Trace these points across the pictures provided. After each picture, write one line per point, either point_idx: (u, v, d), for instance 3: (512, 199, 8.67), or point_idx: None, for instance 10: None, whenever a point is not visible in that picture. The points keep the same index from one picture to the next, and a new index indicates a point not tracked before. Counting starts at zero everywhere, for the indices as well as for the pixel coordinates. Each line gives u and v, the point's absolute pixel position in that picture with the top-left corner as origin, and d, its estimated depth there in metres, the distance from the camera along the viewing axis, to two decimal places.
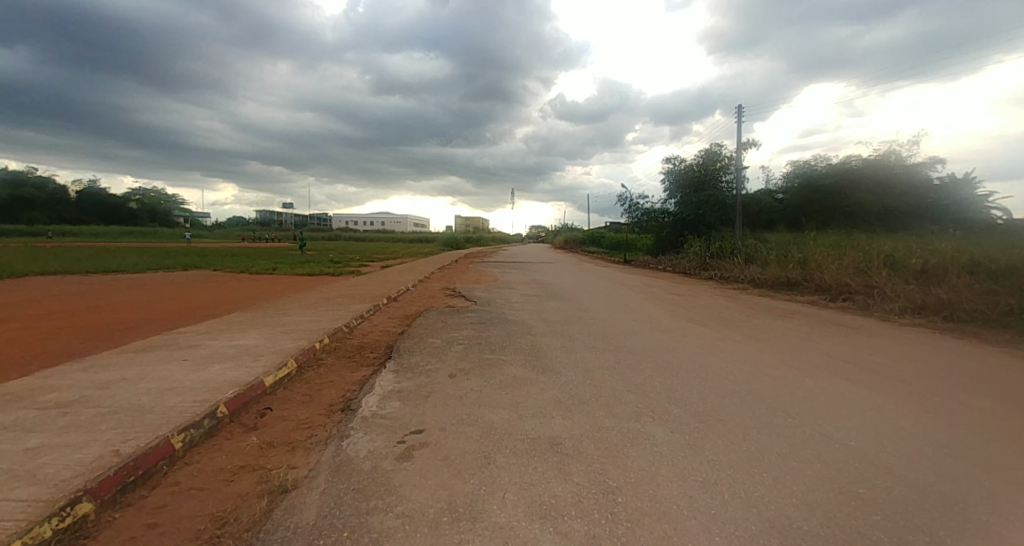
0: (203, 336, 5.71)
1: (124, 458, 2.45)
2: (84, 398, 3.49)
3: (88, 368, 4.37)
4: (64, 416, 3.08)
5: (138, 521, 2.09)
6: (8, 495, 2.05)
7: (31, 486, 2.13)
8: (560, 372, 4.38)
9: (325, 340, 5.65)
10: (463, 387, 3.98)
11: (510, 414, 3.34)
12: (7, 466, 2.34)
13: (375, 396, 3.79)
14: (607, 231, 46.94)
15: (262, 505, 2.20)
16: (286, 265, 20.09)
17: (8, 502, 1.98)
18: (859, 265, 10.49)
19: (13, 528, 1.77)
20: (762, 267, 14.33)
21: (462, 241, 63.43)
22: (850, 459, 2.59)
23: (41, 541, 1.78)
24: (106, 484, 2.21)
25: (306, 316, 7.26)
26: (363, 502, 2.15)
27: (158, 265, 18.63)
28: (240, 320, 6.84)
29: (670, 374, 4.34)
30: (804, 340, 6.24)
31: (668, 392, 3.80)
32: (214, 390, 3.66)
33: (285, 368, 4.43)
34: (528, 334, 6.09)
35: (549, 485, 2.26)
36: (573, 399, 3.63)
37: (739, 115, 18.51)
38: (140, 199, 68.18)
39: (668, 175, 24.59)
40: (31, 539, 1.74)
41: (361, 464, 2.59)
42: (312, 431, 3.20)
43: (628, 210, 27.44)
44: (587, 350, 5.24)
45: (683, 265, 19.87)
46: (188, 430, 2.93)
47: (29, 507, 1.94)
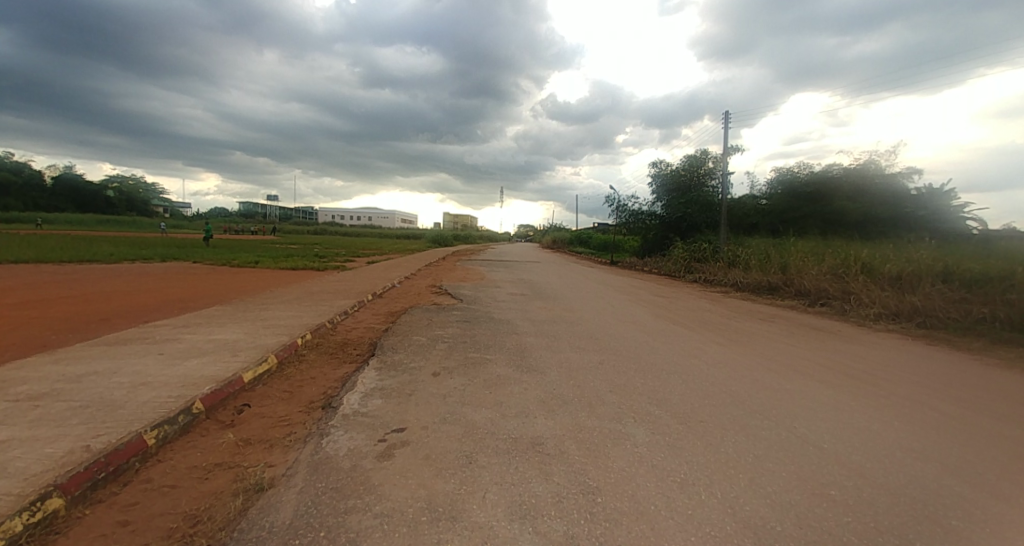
0: (181, 329, 5.57)
1: (96, 454, 2.37)
2: (54, 391, 3.36)
3: (59, 360, 4.23)
4: (33, 410, 2.97)
5: (109, 519, 2.04)
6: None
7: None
8: (544, 371, 4.39)
9: (306, 335, 5.56)
10: (446, 386, 3.96)
11: (492, 413, 3.34)
12: None
13: (357, 393, 3.74)
14: (594, 232, 47.26)
15: (237, 504, 2.17)
16: (270, 259, 19.66)
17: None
18: (837, 270, 10.81)
19: None
20: (744, 270, 14.60)
21: (451, 240, 62.63)
22: (823, 461, 2.67)
23: (9, 537, 1.71)
24: (77, 479, 2.15)
25: (287, 311, 7.12)
26: (341, 502, 2.13)
27: (135, 255, 18.14)
28: (219, 314, 6.69)
29: (654, 375, 4.39)
30: (786, 344, 6.36)
31: (652, 393, 3.85)
32: (192, 385, 3.57)
33: (265, 364, 4.35)
34: (514, 333, 6.09)
35: (530, 485, 2.27)
36: (556, 399, 3.64)
37: (728, 121, 18.98)
38: (121, 188, 66.87)
39: (655, 178, 24.88)
40: (0, 534, 1.68)
41: (341, 463, 2.57)
42: (291, 429, 3.15)
43: (616, 211, 27.67)
44: (572, 351, 5.25)
45: (669, 267, 20.11)
46: (162, 426, 2.86)
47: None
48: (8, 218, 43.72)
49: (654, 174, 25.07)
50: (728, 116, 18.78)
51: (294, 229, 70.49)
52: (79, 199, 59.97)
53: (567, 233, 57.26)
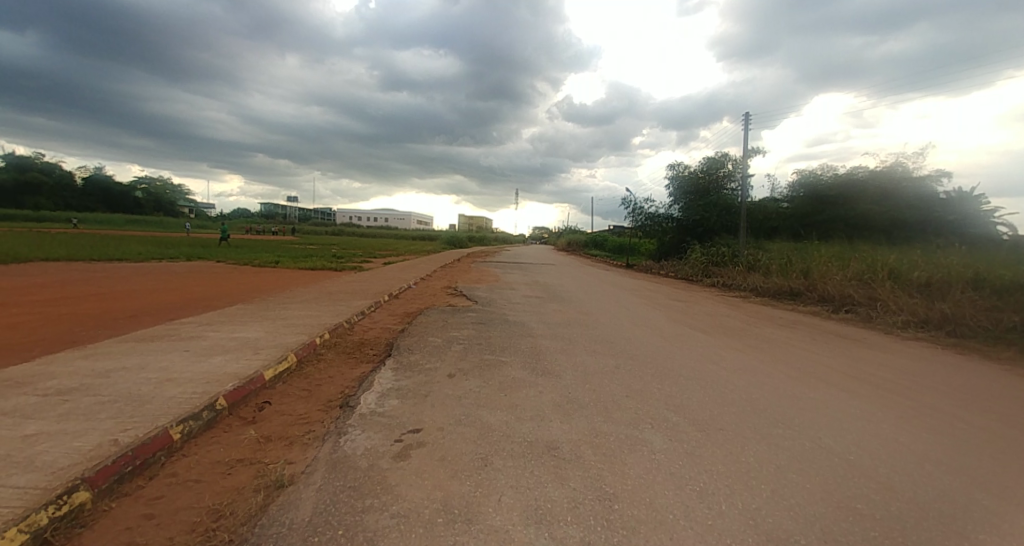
0: (204, 327, 5.73)
1: (123, 447, 2.45)
2: (84, 386, 3.49)
3: (89, 356, 4.38)
4: (63, 404, 3.08)
5: (134, 512, 2.10)
6: (4, 482, 2.04)
7: (25, 474, 2.11)
8: (559, 375, 4.37)
9: (324, 334, 5.66)
10: (462, 387, 3.97)
11: (508, 416, 3.33)
12: (1, 454, 2.32)
13: (374, 393, 3.79)
14: (609, 235, 46.92)
15: (258, 500, 2.21)
16: (290, 259, 20.05)
17: (6, 489, 1.97)
18: (862, 276, 10.50)
19: (7, 516, 1.75)
20: (764, 275, 14.29)
21: (466, 241, 62.87)
22: (849, 473, 2.58)
23: (38, 529, 1.77)
24: (104, 473, 2.22)
25: (306, 310, 7.25)
26: (358, 501, 2.15)
27: (161, 255, 18.73)
28: (241, 313, 6.85)
29: (671, 381, 4.33)
30: (807, 351, 6.20)
31: (669, 399, 3.79)
32: (215, 382, 3.67)
33: (284, 362, 4.43)
34: (529, 336, 6.08)
35: (545, 489, 2.26)
36: (572, 403, 3.62)
37: (747, 123, 18.62)
38: (149, 189, 69.24)
39: (673, 181, 24.58)
40: (28, 526, 1.73)
41: (358, 461, 2.60)
42: (310, 427, 3.20)
43: (631, 214, 27.42)
44: (588, 354, 5.21)
45: (685, 271, 19.82)
46: (187, 421, 2.93)
47: (26, 493, 1.94)
48: (43, 217, 45.60)
49: (671, 177, 24.77)
50: (747, 118, 18.47)
51: (313, 230, 71.84)
52: (109, 200, 62.26)
53: (582, 236, 56.95)
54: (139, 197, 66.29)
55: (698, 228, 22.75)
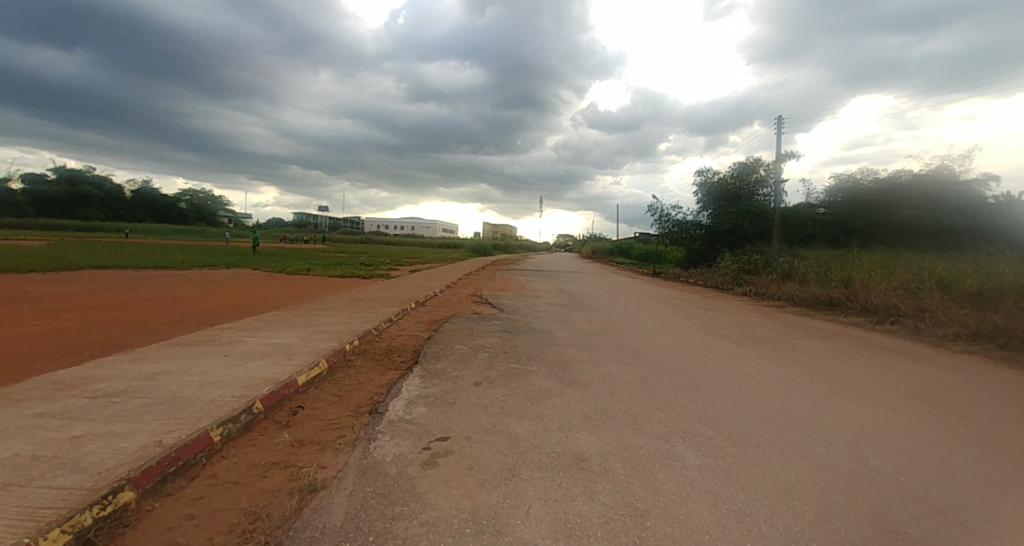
0: (242, 333, 5.96)
1: (167, 449, 2.56)
2: (131, 388, 3.68)
3: (136, 359, 4.63)
4: (110, 406, 3.25)
5: (176, 512, 2.18)
6: (54, 480, 2.14)
7: (74, 473, 2.22)
8: (586, 385, 4.31)
9: (354, 341, 5.78)
10: (488, 396, 3.97)
11: (535, 426, 3.31)
12: (54, 453, 2.46)
13: (402, 400, 3.83)
14: (635, 243, 46.25)
15: (292, 503, 2.27)
16: (320, 267, 20.71)
17: (56, 488, 2.07)
18: (908, 286, 9.94)
19: (57, 514, 1.85)
20: (800, 284, 13.73)
21: (490, 249, 63.17)
22: (901, 495, 2.42)
23: (84, 528, 1.86)
24: (148, 474, 2.32)
25: (336, 317, 7.44)
26: (388, 507, 2.17)
27: (202, 263, 19.69)
28: (275, 319, 7.10)
29: (702, 393, 4.20)
30: (849, 364, 5.89)
31: (700, 412, 3.68)
32: (251, 386, 3.80)
33: (316, 368, 4.54)
34: (555, 345, 6.03)
35: (574, 503, 2.22)
36: (600, 414, 3.55)
37: (780, 128, 18.04)
38: (192, 200, 73.18)
39: (701, 187, 24.07)
40: (75, 525, 1.82)
41: (387, 468, 2.63)
42: (341, 432, 3.27)
43: (658, 221, 26.98)
44: (615, 364, 5.12)
45: (716, 279, 19.28)
46: (226, 424, 3.05)
47: (75, 493, 2.04)
48: (96, 228, 48.85)
49: (699, 183, 24.27)
50: (780, 122, 17.93)
51: (342, 239, 73.99)
52: (156, 211, 66.13)
53: (608, 244, 56.32)
54: (182, 208, 70.10)
55: (730, 235, 22.12)
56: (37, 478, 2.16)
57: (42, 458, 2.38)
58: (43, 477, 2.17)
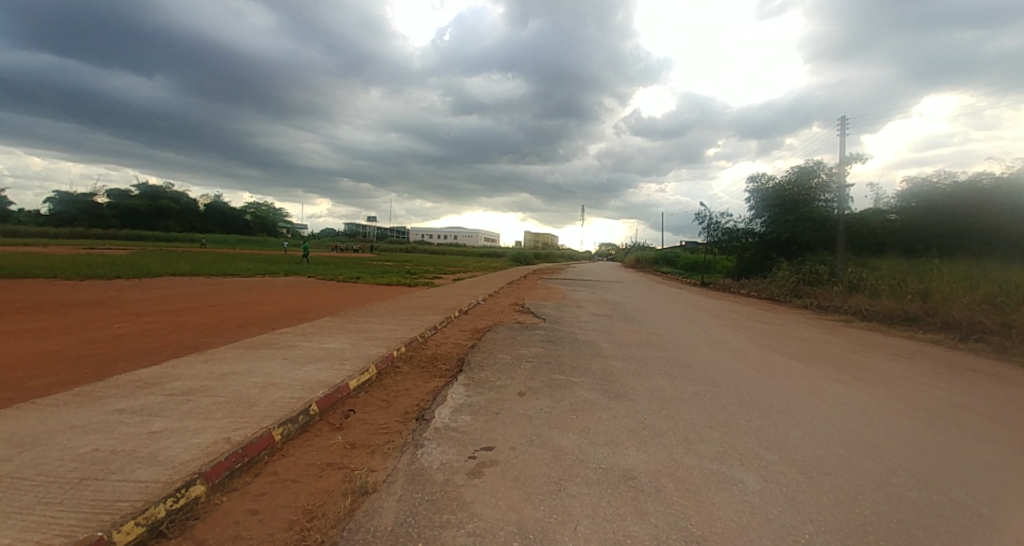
0: (299, 337, 6.33)
1: (234, 445, 2.75)
2: (202, 387, 3.99)
3: (207, 360, 5.03)
4: (184, 404, 3.54)
5: (242, 507, 2.33)
6: (132, 474, 2.34)
7: (151, 467, 2.42)
8: (633, 399, 4.17)
9: (401, 348, 5.97)
10: (532, 407, 3.94)
11: (581, 439, 3.24)
12: (135, 446, 2.71)
13: (448, 408, 3.89)
14: (682, 252, 44.63)
15: (345, 504, 2.35)
16: (369, 275, 21.62)
17: (134, 481, 2.27)
18: (997, 300, 8.90)
19: (136, 505, 2.02)
20: (868, 296, 12.65)
21: (531, 258, 63.26)
22: (1003, 535, 2.13)
23: (156, 519, 2.01)
24: (217, 469, 2.50)
25: (385, 324, 7.72)
26: (436, 514, 2.20)
27: (263, 271, 21.17)
28: (328, 325, 7.48)
29: (760, 413, 3.94)
30: (931, 386, 5.31)
31: (758, 433, 3.45)
32: (308, 389, 4.01)
33: (366, 373, 4.72)
34: (599, 356, 5.91)
35: (624, 523, 2.14)
36: (649, 431, 3.42)
37: (842, 129, 16.90)
38: (255, 213, 79.23)
39: (754, 193, 22.91)
40: (147, 517, 1.97)
41: (434, 475, 2.66)
42: (390, 437, 3.36)
43: (707, 229, 25.94)
44: (663, 378, 4.93)
45: (771, 291, 18.19)
46: (286, 424, 3.23)
47: (152, 485, 2.22)
48: (174, 238, 53.98)
49: (752, 189, 23.13)
50: (843, 123, 16.79)
51: (388, 248, 76.99)
52: (224, 223, 72.10)
53: (652, 253, 54.77)
54: (246, 220, 76.00)
55: (789, 244, 20.77)
56: (118, 471, 2.37)
57: (123, 452, 2.62)
58: (123, 470, 2.38)
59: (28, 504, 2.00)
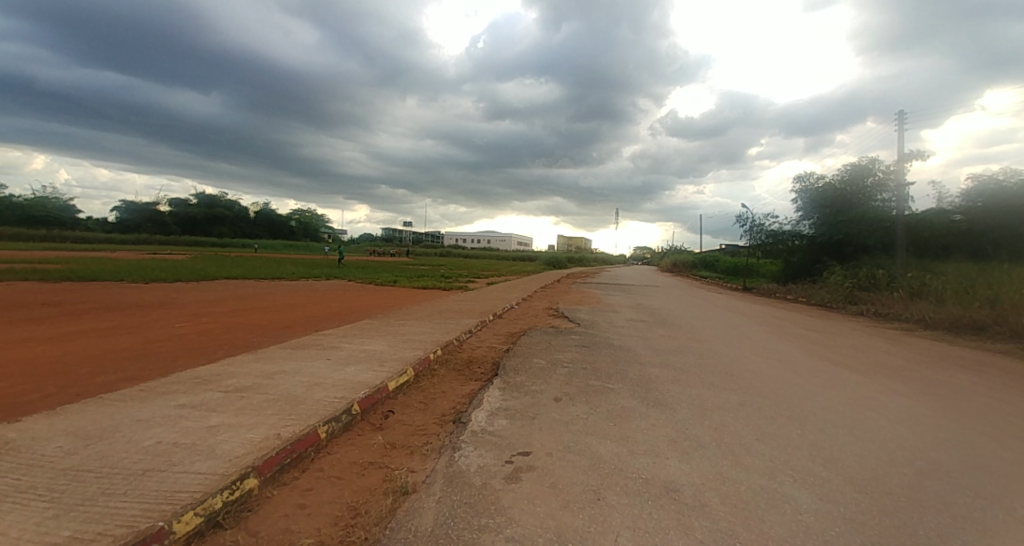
0: (341, 339, 6.57)
1: (284, 442, 2.88)
2: (254, 385, 4.22)
3: (259, 359, 5.32)
4: (238, 400, 3.75)
5: (291, 501, 2.43)
6: (191, 466, 2.50)
7: (209, 460, 2.58)
8: (673, 408, 4.04)
9: (438, 351, 6.07)
10: (568, 413, 3.90)
11: (619, 448, 3.16)
12: (195, 439, 2.89)
13: (484, 411, 3.91)
14: (723, 255, 42.96)
15: (387, 503, 2.41)
16: (406, 278, 22.18)
17: (192, 473, 2.42)
18: None
19: (195, 496, 2.15)
20: (932, 304, 11.69)
21: (564, 262, 62.79)
22: None
23: (214, 510, 2.13)
24: (269, 463, 2.63)
25: (422, 327, 7.89)
26: (475, 518, 2.21)
27: (307, 274, 22.19)
28: (368, 327, 7.73)
29: (812, 426, 3.71)
30: (1010, 402, 4.82)
31: (812, 448, 3.25)
32: (350, 389, 4.15)
33: (405, 375, 4.83)
34: (636, 362, 5.77)
35: (667, 537, 2.07)
36: (691, 441, 3.30)
37: (900, 125, 15.81)
38: (299, 219, 83.27)
39: (801, 194, 21.78)
40: (206, 508, 2.09)
41: (472, 478, 2.68)
42: (428, 438, 3.42)
43: (750, 232, 24.87)
44: (705, 387, 4.75)
45: (821, 297, 17.18)
46: (330, 422, 3.35)
47: (210, 477, 2.36)
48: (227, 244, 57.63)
49: (798, 190, 22.00)
50: (901, 118, 15.70)
51: (423, 252, 78.76)
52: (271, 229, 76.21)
53: (690, 257, 53.08)
54: (291, 226, 79.98)
55: (845, 245, 19.52)
56: (178, 463, 2.53)
57: (183, 445, 2.79)
58: (183, 463, 2.54)
59: (97, 494, 2.16)
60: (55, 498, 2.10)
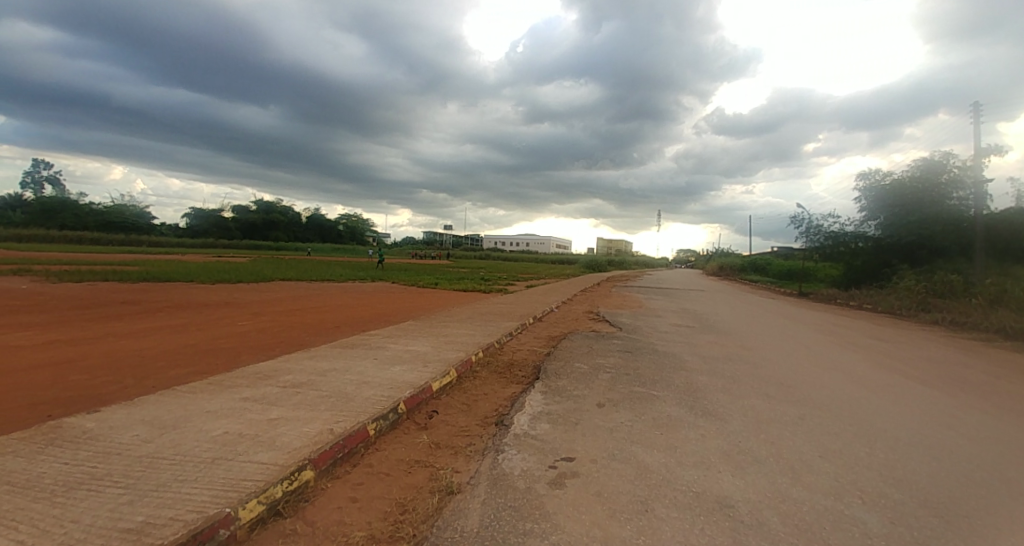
0: (387, 339, 6.80)
1: (336, 437, 3.02)
2: (308, 381, 4.45)
3: (312, 357, 5.61)
4: (294, 395, 3.96)
5: (343, 494, 2.54)
6: (253, 457, 2.66)
7: (270, 451, 2.74)
8: (724, 419, 3.86)
9: (480, 353, 6.14)
10: (612, 419, 3.82)
11: (667, 458, 3.06)
12: (257, 431, 3.09)
13: (526, 415, 3.91)
14: (776, 259, 40.63)
15: (433, 502, 2.45)
16: (446, 281, 22.63)
17: (255, 463, 2.58)
18: None
19: (258, 485, 2.28)
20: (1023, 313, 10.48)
21: (604, 264, 61.71)
22: None
23: (275, 499, 2.26)
24: (323, 456, 2.76)
25: (463, 329, 8.02)
26: (520, 522, 2.21)
27: (354, 276, 23.20)
28: (412, 328, 7.95)
29: (882, 444, 3.42)
30: None
31: (882, 467, 3.00)
32: (397, 388, 4.28)
33: (448, 376, 4.92)
34: (682, 369, 5.57)
35: None
36: (744, 455, 3.13)
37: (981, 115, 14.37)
38: (346, 223, 87.25)
39: (864, 193, 20.25)
40: (268, 496, 2.22)
41: (516, 482, 2.68)
42: (471, 440, 3.46)
43: (806, 233, 23.42)
44: (758, 398, 4.50)
45: (887, 303, 15.86)
46: (379, 420, 3.47)
47: (271, 468, 2.51)
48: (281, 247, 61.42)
49: (862, 188, 20.46)
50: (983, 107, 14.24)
51: (463, 255, 80.20)
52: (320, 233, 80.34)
53: (738, 260, 50.63)
54: (338, 230, 83.93)
55: (918, 248, 17.84)
56: (242, 453, 2.71)
57: (246, 436, 2.98)
58: (247, 453, 2.72)
59: (170, 480, 2.35)
60: (133, 483, 2.31)
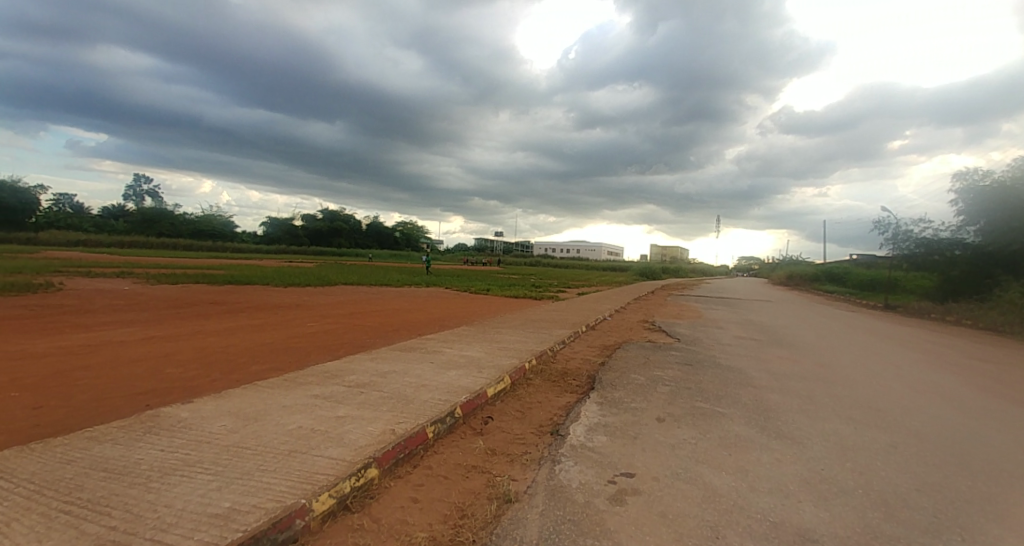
0: (443, 343, 6.98)
1: (398, 438, 3.12)
2: (371, 382, 4.66)
3: (374, 358, 5.88)
4: (358, 395, 4.16)
5: (405, 494, 2.61)
6: (324, 452, 2.82)
7: (338, 447, 2.89)
8: (801, 442, 3.54)
9: (533, 360, 6.12)
10: (674, 435, 3.64)
11: (737, 482, 2.85)
12: (326, 427, 3.27)
13: (582, 426, 3.82)
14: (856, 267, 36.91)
15: (491, 509, 2.45)
16: (496, 287, 22.90)
17: (326, 457, 2.72)
18: None
19: (329, 479, 2.41)
20: None
21: (661, 272, 59.47)
22: None
23: (344, 494, 2.36)
24: (387, 455, 2.86)
25: (516, 335, 8.04)
26: (580, 537, 2.14)
27: (409, 281, 24.15)
28: (466, 333, 8.10)
29: (996, 480, 2.97)
30: None
31: (1000, 508, 2.59)
32: (453, 392, 4.36)
33: (502, 383, 4.94)
34: (750, 385, 5.20)
35: None
36: (827, 484, 2.85)
37: None
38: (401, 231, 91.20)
39: (963, 193, 17.91)
40: (338, 491, 2.33)
41: (574, 495, 2.62)
42: (527, 448, 3.43)
43: (891, 239, 21.09)
44: (840, 421, 4.09)
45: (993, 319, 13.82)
46: (437, 423, 3.55)
47: (340, 463, 2.64)
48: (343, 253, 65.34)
49: (959, 189, 18.11)
50: None
51: (512, 261, 80.80)
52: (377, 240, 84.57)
53: (809, 268, 46.61)
54: (394, 237, 87.91)
55: None
56: (315, 448, 2.88)
57: (317, 432, 3.17)
58: (318, 447, 2.88)
59: (253, 469, 2.54)
60: (222, 470, 2.52)
